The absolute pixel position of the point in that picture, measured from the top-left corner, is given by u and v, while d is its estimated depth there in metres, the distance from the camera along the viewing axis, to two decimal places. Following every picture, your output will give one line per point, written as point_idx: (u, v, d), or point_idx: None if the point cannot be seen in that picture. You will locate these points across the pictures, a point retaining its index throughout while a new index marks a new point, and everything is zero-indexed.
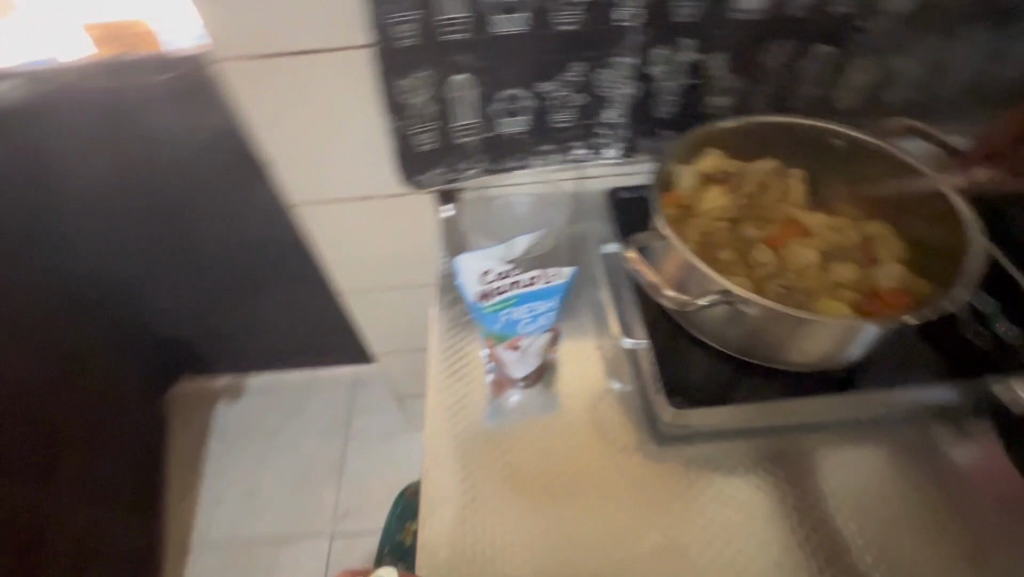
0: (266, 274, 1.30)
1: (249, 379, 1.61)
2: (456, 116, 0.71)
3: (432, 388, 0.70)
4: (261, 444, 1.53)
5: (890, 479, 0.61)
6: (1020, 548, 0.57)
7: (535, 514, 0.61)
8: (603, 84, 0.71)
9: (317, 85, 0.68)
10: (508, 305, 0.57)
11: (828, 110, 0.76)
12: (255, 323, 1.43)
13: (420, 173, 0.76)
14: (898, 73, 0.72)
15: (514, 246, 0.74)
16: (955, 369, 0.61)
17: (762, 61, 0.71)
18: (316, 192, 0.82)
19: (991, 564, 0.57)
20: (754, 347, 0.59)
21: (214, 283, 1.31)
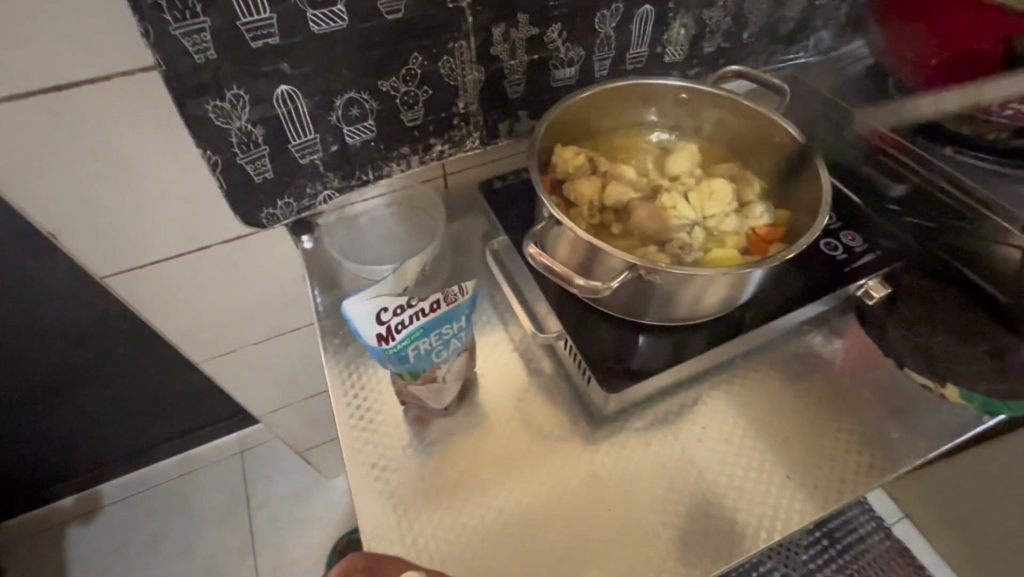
0: (89, 362, 1.05)
1: (103, 488, 1.32)
2: (291, 134, 0.60)
3: (347, 443, 0.60)
4: (143, 557, 1.27)
5: (811, 391, 0.65)
6: (925, 417, 0.62)
7: (492, 540, 0.55)
8: (448, 74, 0.66)
9: (88, 131, 0.53)
10: (415, 338, 0.47)
11: (659, 67, 0.80)
12: (94, 421, 1.16)
13: (262, 210, 0.65)
14: (708, 26, 0.78)
15: (407, 269, 0.62)
16: (822, 281, 0.65)
17: (595, 29, 0.71)
18: (127, 258, 0.66)
19: (905, 436, 0.61)
20: (655, 310, 0.61)
21: (16, 390, 1.03)
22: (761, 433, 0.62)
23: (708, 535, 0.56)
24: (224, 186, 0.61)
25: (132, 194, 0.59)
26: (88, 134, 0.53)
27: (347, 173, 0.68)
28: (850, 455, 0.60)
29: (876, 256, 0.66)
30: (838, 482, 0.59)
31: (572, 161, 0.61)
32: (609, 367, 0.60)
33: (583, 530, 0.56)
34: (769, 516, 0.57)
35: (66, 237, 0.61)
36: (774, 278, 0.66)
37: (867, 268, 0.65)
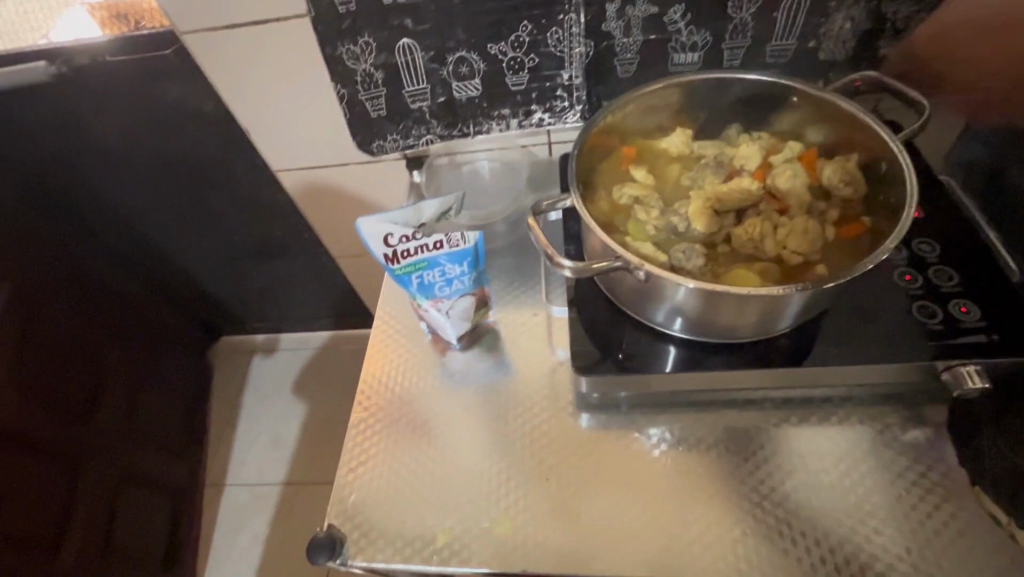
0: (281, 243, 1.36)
1: (282, 337, 1.69)
2: (406, 81, 0.71)
3: (376, 340, 0.70)
4: (287, 397, 1.63)
5: (853, 467, 0.54)
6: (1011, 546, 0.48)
7: (447, 464, 0.60)
8: (554, 45, 0.69)
9: (269, 59, 0.72)
10: (420, 267, 0.55)
11: (810, 67, 0.69)
12: (278, 291, 1.50)
13: (375, 141, 0.78)
14: (887, 22, 0.65)
15: (423, 209, 0.55)
16: (896, 346, 0.54)
17: (727, 14, 0.66)
18: (292, 159, 0.87)
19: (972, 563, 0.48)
20: (673, 318, 0.57)
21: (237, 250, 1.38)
22: (756, 482, 0.55)
23: (656, 552, 0.53)
24: (350, 116, 0.75)
25: (294, 109, 0.78)
26: (269, 60, 0.72)
27: (450, 123, 0.77)
28: (851, 548, 0.50)
29: (987, 338, 0.52)
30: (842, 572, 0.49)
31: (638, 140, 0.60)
32: (607, 355, 0.60)
33: (539, 483, 0.58)
34: (736, 565, 0.51)
35: (254, 133, 0.83)
36: (845, 327, 0.56)
37: (966, 347, 0.52)
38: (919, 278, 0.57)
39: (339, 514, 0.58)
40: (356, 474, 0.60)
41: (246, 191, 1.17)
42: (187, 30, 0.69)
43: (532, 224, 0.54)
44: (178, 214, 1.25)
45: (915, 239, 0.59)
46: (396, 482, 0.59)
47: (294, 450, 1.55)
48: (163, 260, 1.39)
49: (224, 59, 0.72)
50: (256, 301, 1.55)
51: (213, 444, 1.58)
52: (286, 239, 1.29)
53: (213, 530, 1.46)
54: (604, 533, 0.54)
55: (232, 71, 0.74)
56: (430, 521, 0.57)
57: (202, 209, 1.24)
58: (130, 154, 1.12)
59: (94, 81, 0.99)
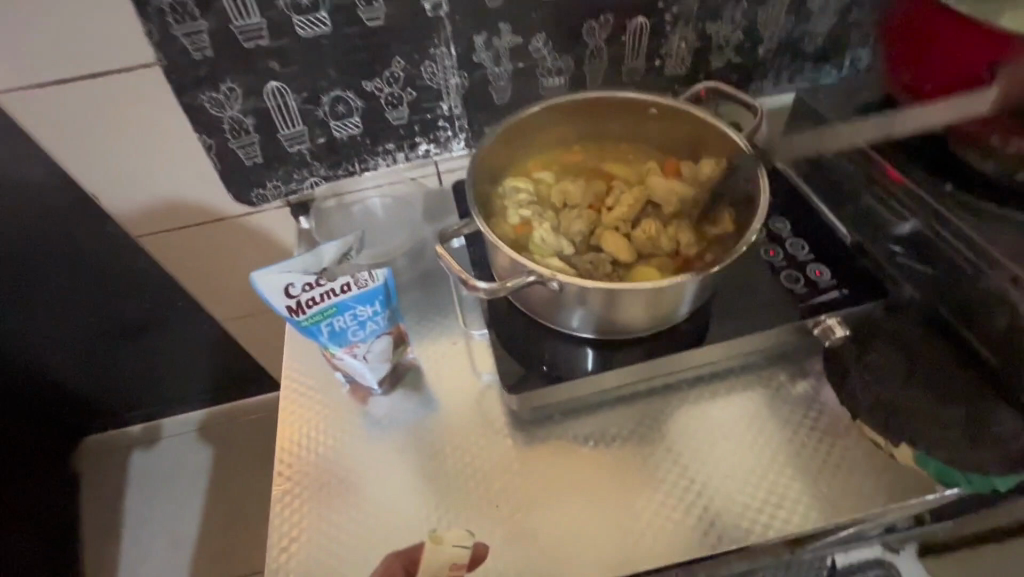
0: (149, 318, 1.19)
1: (164, 423, 1.48)
2: (280, 125, 0.68)
3: (286, 402, 0.64)
4: (181, 489, 1.43)
5: (760, 426, 0.60)
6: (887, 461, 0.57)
7: (389, 518, 0.57)
8: (430, 78, 0.70)
9: (115, 115, 0.64)
10: (328, 315, 0.52)
11: (660, 81, 0.78)
12: (152, 372, 1.31)
13: (253, 189, 0.73)
14: (713, 40, 0.76)
15: (322, 253, 0.53)
16: (773, 312, 0.61)
17: (583, 40, 0.72)
18: (157, 220, 0.78)
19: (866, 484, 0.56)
20: (587, 322, 0.60)
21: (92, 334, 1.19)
22: (686, 460, 0.59)
23: (610, 548, 0.54)
24: (221, 167, 0.70)
25: (151, 166, 0.70)
26: (113, 116, 0.64)
27: (334, 163, 0.74)
28: (773, 499, 0.56)
29: (839, 293, 0.61)
30: (771, 521, 0.54)
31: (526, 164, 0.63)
32: (530, 369, 0.61)
33: (488, 511, 0.57)
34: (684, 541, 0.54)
35: (108, 197, 0.74)
36: (730, 303, 0.63)
37: (825, 303, 0.61)
38: (780, 251, 0.66)
39: None
40: (288, 552, 0.55)
41: (100, 264, 1.02)
42: (2, 88, 0.60)
43: (442, 251, 0.54)
44: (12, 304, 1.06)
45: (773, 218, 0.68)
46: (333, 554, 0.55)
47: (199, 548, 1.35)
48: None
49: (57, 118, 0.64)
50: (128, 387, 1.34)
51: (94, 567, 1.33)
52: (157, 310, 1.14)
53: None
54: (559, 542, 0.55)
55: (70, 131, 0.65)
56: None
57: (44, 293, 1.06)
58: None
59: None
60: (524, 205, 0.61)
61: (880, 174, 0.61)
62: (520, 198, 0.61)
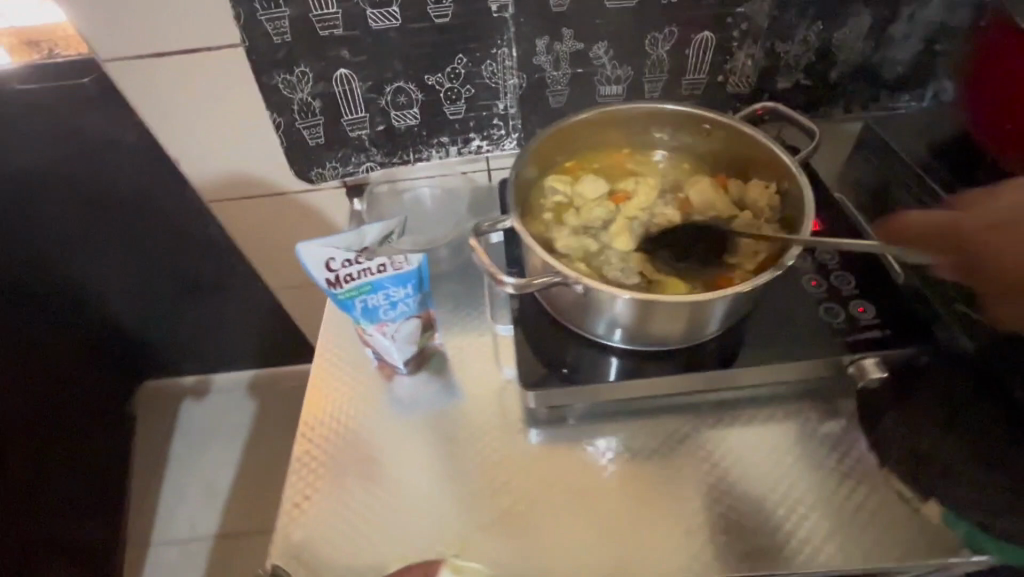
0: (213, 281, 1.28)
1: (215, 378, 1.59)
2: (345, 110, 0.72)
3: (317, 370, 0.68)
4: (221, 442, 1.53)
5: (781, 459, 0.59)
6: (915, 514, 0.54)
7: (397, 491, 0.59)
8: (489, 77, 0.72)
9: (199, 88, 0.70)
10: (364, 291, 0.55)
11: (722, 98, 0.77)
12: (210, 330, 1.42)
13: (312, 168, 0.78)
14: (782, 60, 0.73)
15: (365, 233, 0.55)
16: (810, 344, 0.59)
17: (645, 51, 0.72)
18: (227, 189, 0.84)
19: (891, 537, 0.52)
20: (612, 330, 0.60)
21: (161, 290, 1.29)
22: (698, 483, 0.58)
23: (607, 557, 0.54)
24: (287, 144, 0.75)
25: (227, 138, 0.76)
26: (199, 90, 0.71)
27: (390, 150, 0.78)
28: (784, 536, 0.54)
29: (881, 334, 0.59)
30: (778, 558, 0.53)
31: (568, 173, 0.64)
32: (552, 370, 0.62)
33: (492, 500, 0.58)
34: (684, 562, 0.53)
35: (186, 163, 0.80)
36: (765, 329, 0.61)
37: (865, 342, 0.58)
38: (824, 282, 0.63)
39: (283, 554, 0.55)
40: (300, 509, 0.57)
41: (177, 225, 1.11)
42: (109, 57, 0.67)
43: (474, 245, 0.55)
44: (98, 252, 1.17)
45: (820, 249, 0.65)
46: (341, 520, 0.57)
47: (230, 500, 1.44)
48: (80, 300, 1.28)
49: (152, 87, 0.71)
50: (186, 341, 1.45)
51: (138, 500, 1.45)
52: (221, 273, 1.23)
53: None
54: (557, 541, 0.55)
55: (161, 100, 0.72)
56: (381, 549, 0.55)
57: (126, 244, 1.16)
58: (43, 187, 1.04)
59: (5, 108, 0.92)
60: (562, 206, 0.63)
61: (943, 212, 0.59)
62: (558, 200, 0.63)
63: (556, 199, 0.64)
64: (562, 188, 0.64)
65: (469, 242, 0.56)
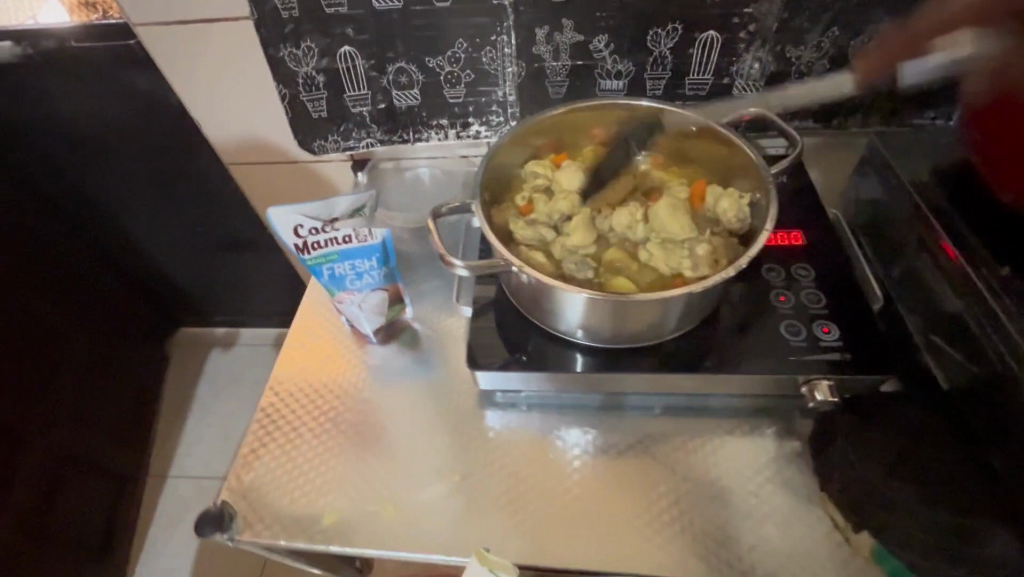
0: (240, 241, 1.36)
1: (241, 332, 1.70)
2: (348, 86, 0.75)
3: (294, 330, 0.72)
4: (240, 391, 1.63)
5: (724, 470, 0.58)
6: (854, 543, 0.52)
7: (348, 450, 0.62)
8: (489, 63, 0.73)
9: (216, 57, 0.75)
10: (331, 259, 0.59)
11: (727, 100, 0.75)
12: (238, 286, 1.51)
13: (316, 140, 0.81)
14: (792, 65, 0.71)
15: (335, 204, 0.59)
16: (767, 359, 0.58)
17: (646, 47, 0.71)
18: (244, 154, 0.90)
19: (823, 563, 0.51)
20: (566, 322, 0.60)
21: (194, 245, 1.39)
22: (638, 482, 0.58)
23: (535, 539, 0.55)
24: (294, 115, 0.79)
25: (242, 106, 0.81)
26: (216, 59, 0.76)
27: (390, 128, 0.80)
28: (713, 545, 0.53)
29: (841, 356, 0.57)
30: (702, 565, 0.52)
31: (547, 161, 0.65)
32: (510, 356, 0.63)
33: (434, 470, 0.60)
34: (608, 555, 0.54)
35: (207, 126, 0.86)
36: (727, 339, 0.60)
37: (822, 363, 0.57)
38: (793, 299, 0.61)
39: (235, 493, 0.58)
40: (254, 455, 0.61)
41: (210, 185, 1.19)
42: (139, 23, 0.73)
43: (431, 228, 0.57)
44: (140, 203, 1.27)
45: (795, 265, 0.63)
46: (291, 471, 0.60)
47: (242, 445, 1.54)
48: (122, 245, 1.39)
49: (176, 53, 0.76)
50: (215, 294, 1.55)
51: (161, 435, 1.57)
52: (248, 233, 1.31)
53: (151, 522, 1.44)
54: (490, 518, 0.57)
55: (184, 65, 0.77)
56: (324, 501, 0.58)
57: (164, 199, 1.25)
58: (92, 139, 1.13)
59: (61, 63, 1.00)
60: (536, 190, 0.64)
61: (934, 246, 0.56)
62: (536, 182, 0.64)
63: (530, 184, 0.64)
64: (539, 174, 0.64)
65: (428, 223, 0.57)
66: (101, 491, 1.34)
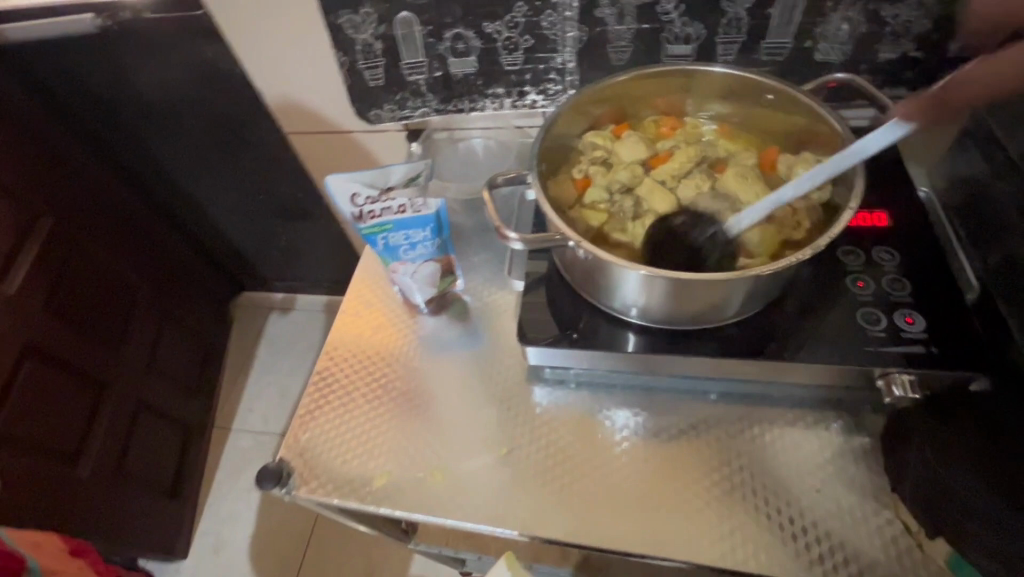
0: (297, 211, 1.40)
1: (298, 298, 1.77)
2: (404, 53, 0.74)
3: (349, 297, 0.73)
4: (297, 354, 1.71)
5: (782, 463, 0.55)
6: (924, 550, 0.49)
7: (398, 418, 0.63)
8: (548, 28, 0.70)
9: (278, 25, 0.76)
10: (385, 229, 0.58)
11: (807, 66, 0.69)
12: (296, 254, 1.57)
13: (372, 110, 0.81)
14: (887, 26, 0.64)
15: (389, 172, 0.59)
16: (838, 349, 0.54)
17: (720, 8, 0.66)
18: (304, 123, 0.92)
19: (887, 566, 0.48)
20: (622, 301, 0.58)
21: (255, 214, 1.44)
22: (688, 468, 0.56)
23: (580, 518, 0.55)
24: (350, 84, 0.79)
25: (302, 74, 0.82)
26: (277, 27, 0.76)
27: (446, 98, 0.79)
28: (768, 538, 0.51)
29: (925, 349, 0.52)
30: (755, 558, 0.51)
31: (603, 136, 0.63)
32: (561, 333, 0.61)
33: (482, 442, 0.60)
34: (654, 539, 0.53)
35: (270, 97, 0.89)
36: (795, 325, 0.56)
37: (902, 356, 0.52)
38: (873, 285, 0.57)
39: (292, 451, 0.61)
40: (311, 415, 0.64)
41: (271, 154, 1.23)
42: None
43: (486, 199, 0.56)
44: (207, 171, 1.33)
45: (876, 248, 0.58)
46: (344, 434, 0.62)
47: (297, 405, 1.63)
48: (190, 212, 1.47)
49: (241, 21, 0.77)
50: (275, 261, 1.62)
51: (225, 391, 1.68)
52: (306, 202, 1.35)
53: (216, 470, 1.55)
54: (535, 492, 0.57)
55: (248, 34, 0.79)
56: (374, 464, 0.60)
57: (229, 167, 1.30)
58: (165, 108, 1.18)
59: (136, 35, 1.03)
60: (594, 163, 0.62)
61: None
62: (594, 155, 0.62)
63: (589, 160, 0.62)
64: (597, 149, 0.62)
65: (482, 194, 0.56)
66: (173, 441, 1.45)
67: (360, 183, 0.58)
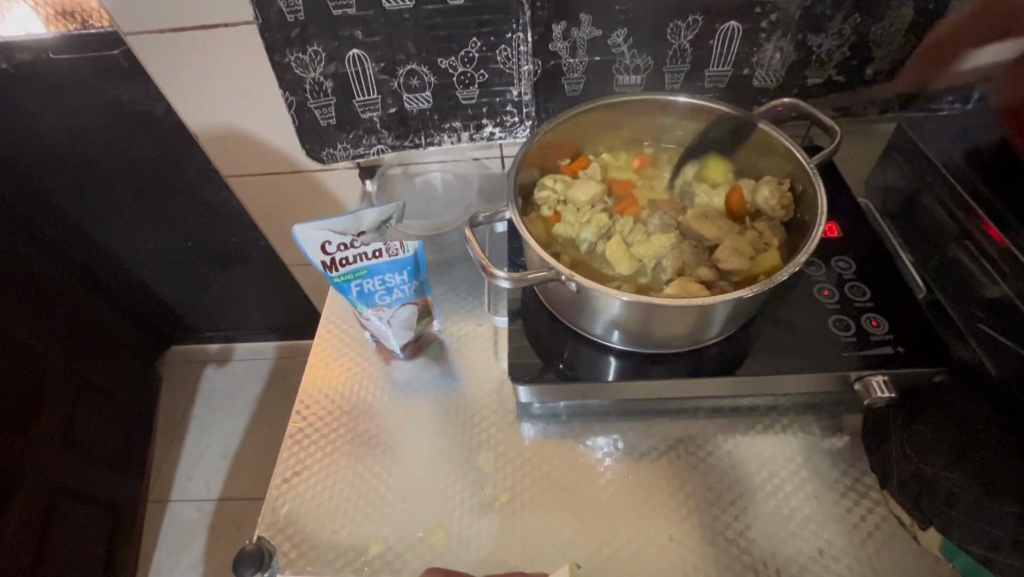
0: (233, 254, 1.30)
1: (236, 347, 1.64)
2: (357, 91, 0.72)
3: (317, 349, 0.69)
4: (239, 409, 1.57)
5: (775, 471, 0.56)
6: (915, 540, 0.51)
7: (385, 474, 0.59)
8: (503, 63, 0.71)
9: (215, 66, 0.72)
10: (359, 275, 0.57)
11: (748, 90, 0.73)
12: (233, 301, 1.46)
13: (323, 149, 0.78)
14: (814, 54, 0.70)
15: (362, 218, 0.56)
16: (812, 357, 0.57)
17: (667, 40, 0.69)
18: (246, 165, 0.87)
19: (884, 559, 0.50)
20: (609, 330, 0.58)
21: (184, 261, 1.33)
22: (688, 488, 0.56)
23: (590, 555, 0.53)
24: (299, 124, 0.75)
25: (242, 114, 0.78)
26: (215, 68, 0.72)
27: (401, 133, 0.77)
28: (771, 546, 0.52)
29: (892, 349, 0.56)
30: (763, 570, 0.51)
31: (562, 179, 0.63)
32: (546, 364, 0.61)
33: (477, 491, 0.57)
34: (665, 567, 0.52)
35: (206, 139, 0.83)
36: (769, 337, 0.59)
37: (874, 359, 0.56)
38: (837, 293, 0.61)
39: (271, 525, 0.56)
40: (288, 485, 0.58)
41: (199, 197, 1.13)
42: (129, 32, 0.69)
43: (468, 237, 0.54)
44: (127, 219, 1.21)
45: (835, 258, 0.64)
46: (329, 500, 0.57)
47: (243, 465, 1.49)
48: (107, 264, 1.32)
49: (172, 60, 0.72)
50: (208, 309, 1.49)
51: (158, 459, 1.51)
52: (243, 246, 1.26)
53: (154, 549, 1.39)
54: (541, 535, 0.54)
55: (180, 76, 0.74)
56: (365, 529, 0.55)
57: (152, 214, 1.19)
58: (72, 155, 1.07)
59: (40, 77, 0.94)
60: (561, 199, 0.62)
61: (976, 231, 0.55)
62: (556, 192, 0.62)
63: (552, 199, 0.62)
64: (557, 186, 0.62)
65: (465, 233, 0.55)
66: (101, 523, 1.28)
67: (332, 231, 0.54)
